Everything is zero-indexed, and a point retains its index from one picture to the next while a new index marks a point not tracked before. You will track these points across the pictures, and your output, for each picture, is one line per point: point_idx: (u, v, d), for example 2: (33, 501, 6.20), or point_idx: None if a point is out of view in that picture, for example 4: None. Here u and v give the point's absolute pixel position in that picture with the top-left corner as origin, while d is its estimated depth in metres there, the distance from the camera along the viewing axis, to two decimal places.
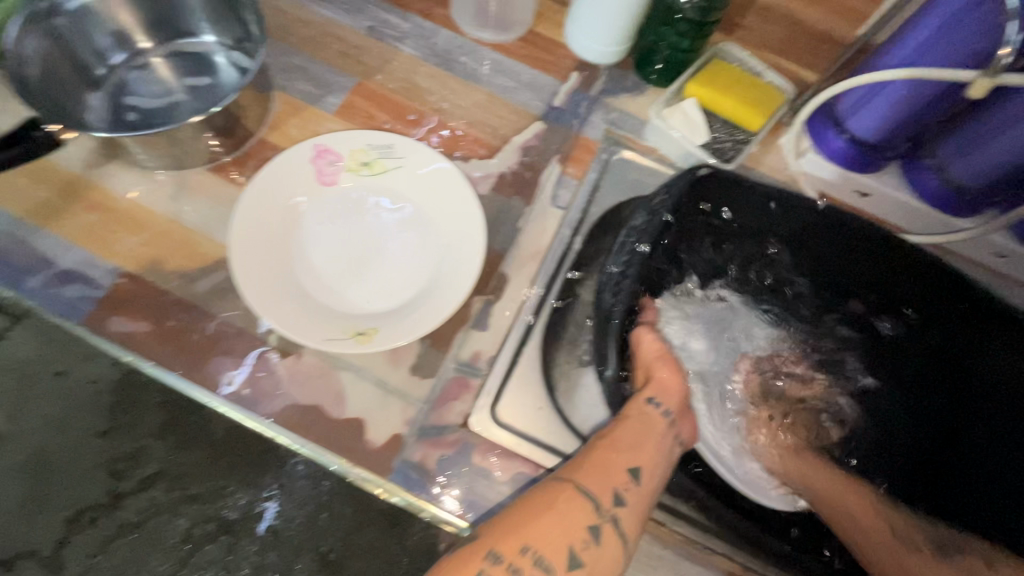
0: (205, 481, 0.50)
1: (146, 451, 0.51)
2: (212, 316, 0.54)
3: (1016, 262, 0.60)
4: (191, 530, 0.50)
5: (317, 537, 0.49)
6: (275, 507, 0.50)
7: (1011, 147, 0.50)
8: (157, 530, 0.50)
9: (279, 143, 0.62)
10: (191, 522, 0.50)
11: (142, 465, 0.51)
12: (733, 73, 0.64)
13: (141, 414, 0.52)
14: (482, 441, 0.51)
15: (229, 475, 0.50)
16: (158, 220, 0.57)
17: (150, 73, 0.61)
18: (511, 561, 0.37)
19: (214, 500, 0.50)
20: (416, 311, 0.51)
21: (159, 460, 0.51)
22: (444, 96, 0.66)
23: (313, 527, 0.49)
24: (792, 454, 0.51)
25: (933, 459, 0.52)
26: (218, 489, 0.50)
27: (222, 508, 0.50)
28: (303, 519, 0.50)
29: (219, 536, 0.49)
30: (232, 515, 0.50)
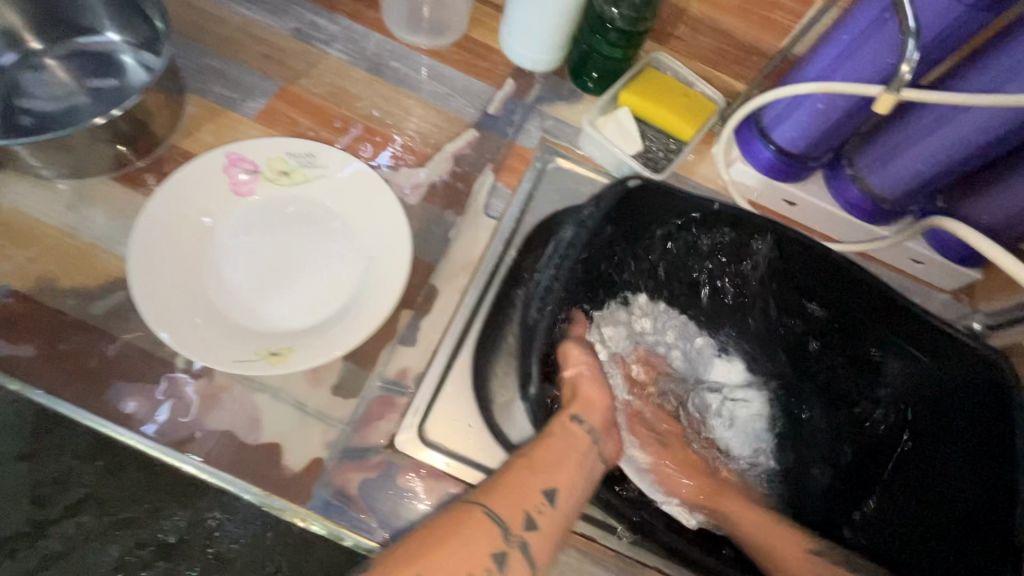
0: (139, 505, 0.48)
1: (72, 474, 0.48)
2: (114, 338, 0.50)
3: (933, 267, 0.62)
4: (124, 557, 0.47)
5: (261, 559, 0.47)
6: (220, 531, 0.48)
7: (923, 158, 0.52)
8: (84, 560, 0.47)
9: (192, 150, 0.58)
10: (123, 550, 0.47)
11: (69, 490, 0.48)
12: (665, 83, 0.65)
13: (67, 436, 0.48)
14: (407, 461, 0.49)
15: (165, 495, 0.48)
16: (52, 233, 0.53)
17: (46, 74, 0.57)
18: None
19: (151, 522, 0.48)
20: (336, 327, 0.49)
21: (87, 485, 0.48)
22: (374, 102, 0.64)
23: (256, 548, 0.47)
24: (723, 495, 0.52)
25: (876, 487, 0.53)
26: (154, 511, 0.48)
27: (158, 530, 0.48)
28: (248, 539, 0.48)
29: (157, 562, 0.47)
30: (170, 538, 0.47)
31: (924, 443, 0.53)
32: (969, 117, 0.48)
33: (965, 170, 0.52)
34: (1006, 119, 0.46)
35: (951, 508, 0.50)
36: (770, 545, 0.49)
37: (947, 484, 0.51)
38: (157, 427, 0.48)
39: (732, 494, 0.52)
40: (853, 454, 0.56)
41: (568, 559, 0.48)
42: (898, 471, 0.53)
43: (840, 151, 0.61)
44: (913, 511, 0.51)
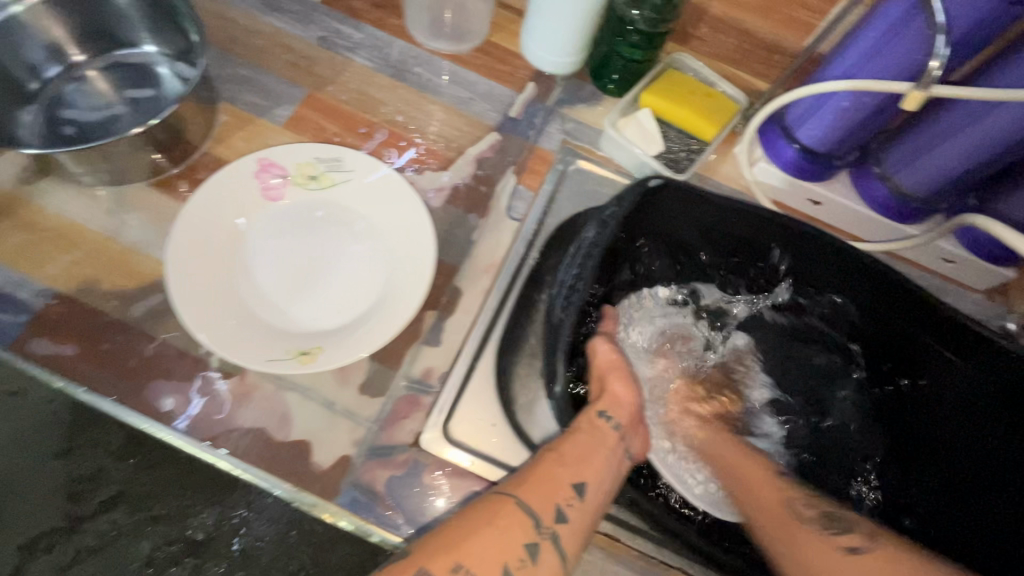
0: (168, 502, 0.48)
1: (105, 472, 0.49)
2: (151, 338, 0.52)
3: (963, 267, 0.60)
4: (155, 552, 0.48)
5: (286, 555, 0.48)
6: (246, 528, 0.48)
7: (954, 155, 0.51)
8: (117, 555, 0.47)
9: (225, 156, 0.60)
10: (154, 544, 0.48)
11: (102, 487, 0.48)
12: (686, 83, 0.64)
13: (104, 433, 0.49)
14: (433, 459, 0.50)
15: (196, 493, 0.49)
16: (93, 237, 0.55)
17: (88, 85, 0.59)
18: None
19: (179, 520, 0.48)
20: (363, 327, 0.50)
21: (120, 481, 0.49)
22: (398, 107, 0.65)
23: (282, 545, 0.48)
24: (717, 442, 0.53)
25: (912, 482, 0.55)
26: (183, 509, 0.48)
27: (188, 528, 0.48)
28: (274, 536, 0.48)
29: (186, 558, 0.47)
30: (199, 535, 0.48)
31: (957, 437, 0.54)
32: (1000, 114, 0.47)
33: (997, 167, 0.51)
34: None
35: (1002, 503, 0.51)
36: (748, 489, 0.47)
37: (983, 475, 0.52)
38: (188, 420, 0.50)
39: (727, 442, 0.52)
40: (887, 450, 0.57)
41: (592, 559, 0.48)
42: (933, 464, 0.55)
43: (866, 150, 0.60)
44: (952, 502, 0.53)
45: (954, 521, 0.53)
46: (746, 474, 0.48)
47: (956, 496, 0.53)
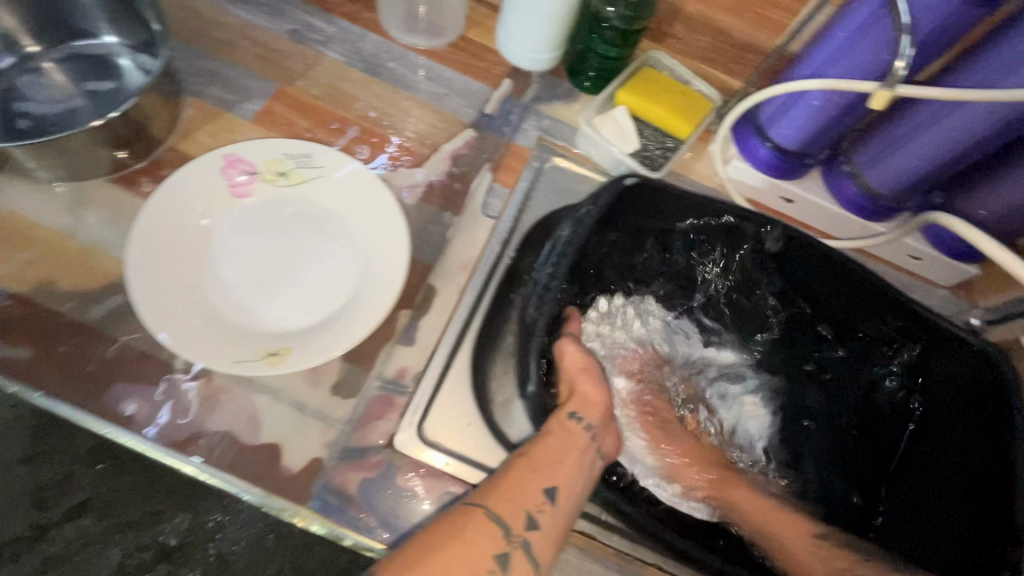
0: (137, 508, 0.49)
1: (73, 479, 0.49)
2: (112, 339, 0.50)
3: (929, 264, 0.62)
4: (125, 560, 0.48)
5: (261, 562, 0.48)
6: (220, 534, 0.48)
7: (921, 153, 0.52)
8: (87, 561, 0.48)
9: (191, 152, 0.58)
10: (124, 552, 0.48)
11: (71, 493, 0.49)
12: (661, 81, 0.65)
13: (70, 439, 0.50)
14: (407, 460, 0.49)
15: (167, 498, 0.49)
16: (50, 235, 0.53)
17: (43, 77, 0.57)
18: None
19: (151, 526, 0.48)
20: (334, 327, 0.49)
21: (88, 487, 0.49)
22: (371, 103, 0.64)
23: (256, 552, 0.48)
24: (734, 487, 0.52)
25: (887, 490, 0.54)
26: (155, 514, 0.49)
27: (159, 533, 0.48)
28: (247, 542, 0.48)
29: (158, 564, 0.48)
30: (170, 541, 0.48)
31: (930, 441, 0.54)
32: (963, 114, 0.48)
33: (961, 166, 0.53)
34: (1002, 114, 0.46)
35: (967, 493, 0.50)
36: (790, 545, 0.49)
37: (959, 477, 0.51)
38: (159, 429, 0.48)
39: (739, 486, 0.52)
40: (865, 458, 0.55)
41: (568, 557, 0.48)
42: (912, 471, 0.54)
43: (836, 148, 0.61)
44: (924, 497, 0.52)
45: (933, 527, 0.51)
46: (776, 521, 0.50)
47: (933, 502, 0.51)
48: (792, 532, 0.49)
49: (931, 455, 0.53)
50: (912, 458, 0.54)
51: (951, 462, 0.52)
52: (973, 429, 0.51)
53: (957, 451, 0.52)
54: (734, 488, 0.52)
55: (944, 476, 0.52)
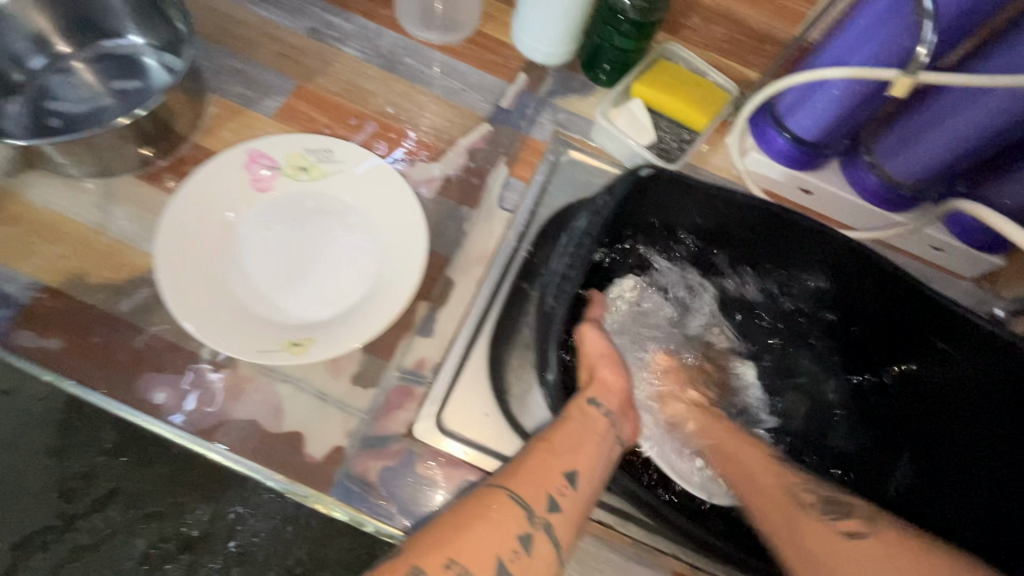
0: (162, 498, 0.49)
1: (98, 470, 0.49)
2: (141, 330, 0.52)
3: (952, 254, 0.61)
4: (149, 550, 0.49)
5: (284, 550, 0.49)
6: (242, 525, 0.49)
7: (943, 142, 0.52)
8: (112, 552, 0.49)
9: (214, 148, 0.60)
10: (148, 542, 0.49)
11: (96, 484, 0.49)
12: (677, 74, 0.65)
13: (95, 431, 0.50)
14: (426, 449, 0.50)
15: (190, 490, 0.49)
16: (80, 230, 0.54)
17: (73, 77, 0.59)
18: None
19: (174, 516, 0.49)
20: (355, 318, 0.50)
21: (113, 478, 0.49)
22: (389, 98, 0.65)
23: (279, 540, 0.49)
24: (722, 433, 0.52)
25: (904, 456, 0.56)
26: (178, 506, 0.49)
27: (183, 524, 0.49)
28: (269, 532, 0.49)
29: (181, 554, 0.49)
30: (193, 532, 0.49)
31: (948, 413, 0.54)
32: (987, 101, 0.47)
33: (985, 154, 0.52)
34: None
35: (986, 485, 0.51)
36: (750, 470, 0.48)
37: (981, 459, 0.51)
38: (184, 416, 0.49)
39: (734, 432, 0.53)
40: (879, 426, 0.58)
41: (586, 547, 0.49)
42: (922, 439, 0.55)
43: (856, 138, 0.60)
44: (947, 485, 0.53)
45: (942, 498, 0.53)
46: (739, 449, 0.50)
47: (950, 475, 0.53)
48: (750, 455, 0.49)
49: (948, 429, 0.54)
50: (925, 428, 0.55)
51: (972, 442, 0.52)
52: (999, 417, 0.50)
53: (979, 435, 0.51)
54: (742, 450, 0.50)
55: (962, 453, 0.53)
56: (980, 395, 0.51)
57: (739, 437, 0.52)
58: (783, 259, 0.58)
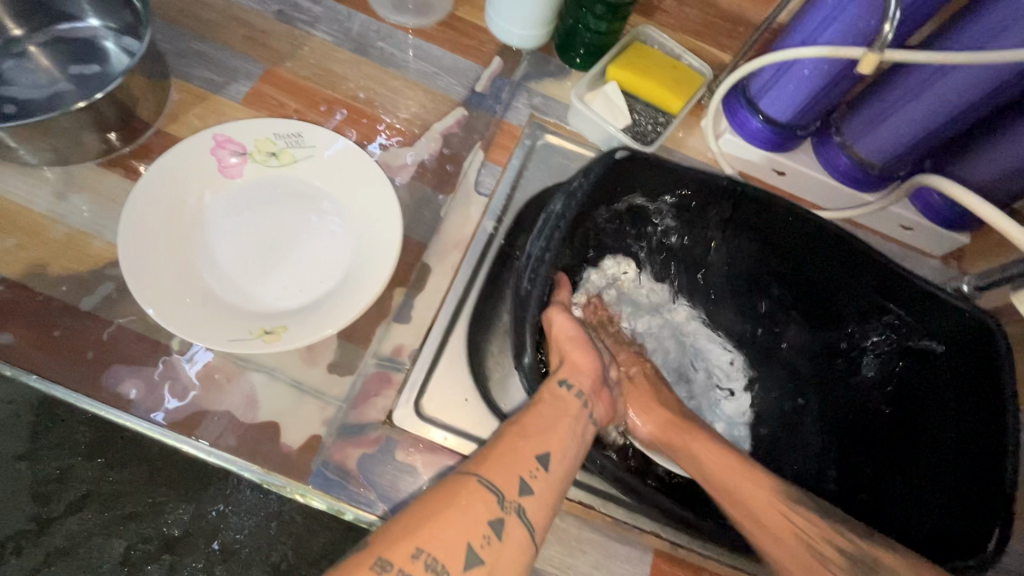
0: (141, 500, 0.48)
1: (73, 473, 0.48)
2: (108, 322, 0.50)
3: (920, 233, 0.62)
4: (130, 551, 0.48)
5: (265, 547, 0.48)
6: (224, 523, 0.48)
7: (910, 119, 0.52)
8: (94, 553, 0.48)
9: (180, 135, 0.58)
10: (128, 543, 0.48)
11: (71, 488, 0.48)
12: (652, 56, 0.64)
13: (71, 433, 0.49)
14: (406, 435, 0.50)
15: (168, 490, 0.49)
16: (40, 220, 0.53)
17: (27, 61, 0.56)
18: (402, 567, 0.34)
19: (152, 517, 0.48)
20: (328, 305, 0.49)
21: (89, 481, 0.48)
22: (361, 83, 0.63)
23: (260, 537, 0.48)
24: (700, 448, 0.47)
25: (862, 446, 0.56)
26: (156, 506, 0.48)
27: (161, 525, 0.48)
28: (252, 529, 0.49)
29: (161, 555, 0.48)
30: (174, 531, 0.48)
31: (918, 412, 0.54)
32: (953, 77, 0.48)
33: (950, 132, 0.53)
34: (993, 77, 0.46)
35: (941, 467, 0.51)
36: (730, 487, 0.45)
37: (948, 465, 0.51)
38: (166, 414, 0.48)
39: (700, 439, 0.48)
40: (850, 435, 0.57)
41: (567, 526, 0.49)
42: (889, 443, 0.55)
43: (828, 119, 0.61)
44: (907, 472, 0.53)
45: (903, 485, 0.52)
46: (736, 476, 0.45)
47: (915, 479, 0.52)
48: (750, 488, 0.44)
49: (915, 431, 0.53)
50: (893, 436, 0.54)
51: (940, 436, 0.52)
52: (963, 414, 0.51)
53: (948, 429, 0.51)
54: (697, 445, 0.48)
55: (931, 451, 0.52)
56: (952, 388, 0.52)
57: (731, 459, 0.46)
58: (754, 244, 0.59)
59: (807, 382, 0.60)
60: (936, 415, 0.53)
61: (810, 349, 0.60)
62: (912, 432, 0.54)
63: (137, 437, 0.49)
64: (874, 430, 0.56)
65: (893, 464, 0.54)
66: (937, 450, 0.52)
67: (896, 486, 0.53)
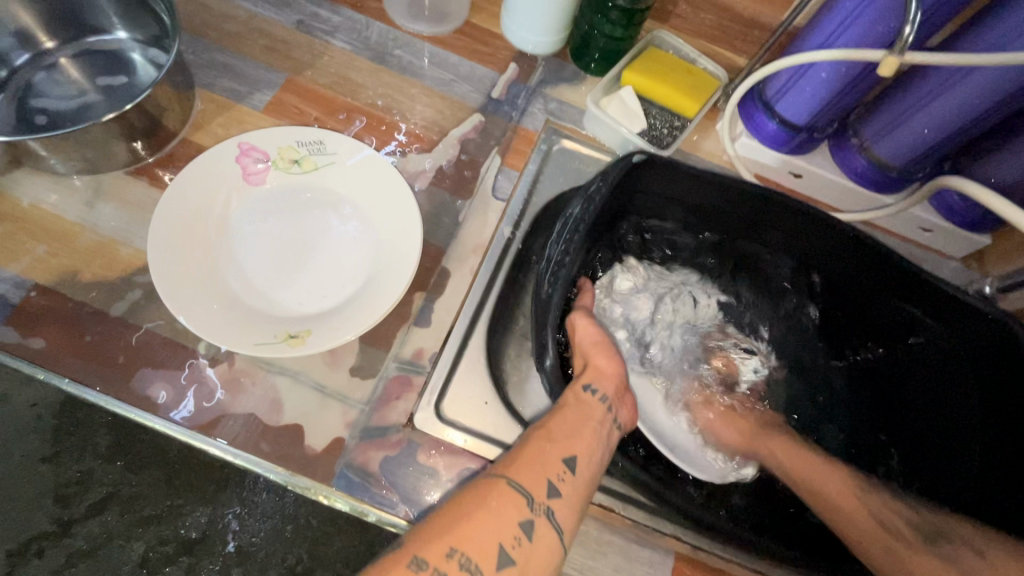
0: (160, 501, 0.48)
1: (94, 475, 0.48)
2: (136, 327, 0.51)
3: (940, 235, 0.62)
4: (148, 554, 0.47)
5: (284, 550, 0.47)
6: (241, 526, 0.48)
7: (930, 121, 0.52)
8: (111, 557, 0.47)
9: (203, 143, 0.59)
10: (147, 546, 0.47)
11: (91, 490, 0.48)
12: (667, 61, 0.65)
13: (90, 436, 0.49)
14: (427, 438, 0.50)
15: (186, 493, 0.48)
16: (71, 228, 0.54)
17: (58, 73, 0.58)
18: (437, 566, 0.35)
19: (171, 519, 0.48)
20: (350, 309, 0.50)
21: (110, 483, 0.48)
22: (379, 91, 0.64)
23: (278, 540, 0.48)
24: (770, 442, 0.52)
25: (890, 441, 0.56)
26: (174, 508, 0.48)
27: (180, 527, 0.47)
28: (269, 531, 0.48)
29: (179, 557, 0.47)
30: (192, 534, 0.47)
31: (940, 407, 0.54)
32: (974, 78, 0.48)
33: (972, 134, 0.53)
34: (1016, 78, 0.46)
35: (969, 464, 0.51)
36: (816, 483, 0.48)
37: (979, 463, 0.51)
38: (192, 417, 0.49)
39: (772, 439, 0.53)
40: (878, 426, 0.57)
41: (587, 529, 0.49)
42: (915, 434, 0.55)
43: (845, 122, 0.61)
44: (937, 467, 0.53)
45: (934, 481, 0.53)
46: (815, 470, 0.49)
47: (938, 469, 0.53)
48: (833, 484, 0.48)
49: (938, 426, 0.54)
50: (917, 430, 0.55)
51: (961, 429, 0.52)
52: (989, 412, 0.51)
53: (971, 423, 0.52)
54: (769, 442, 0.52)
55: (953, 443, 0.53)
56: (974, 383, 0.52)
57: (806, 456, 0.51)
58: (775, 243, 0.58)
59: (838, 377, 0.59)
60: (958, 408, 0.53)
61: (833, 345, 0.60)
62: (935, 427, 0.54)
63: (159, 437, 0.49)
64: (901, 425, 0.56)
65: (921, 459, 0.54)
66: (964, 446, 0.52)
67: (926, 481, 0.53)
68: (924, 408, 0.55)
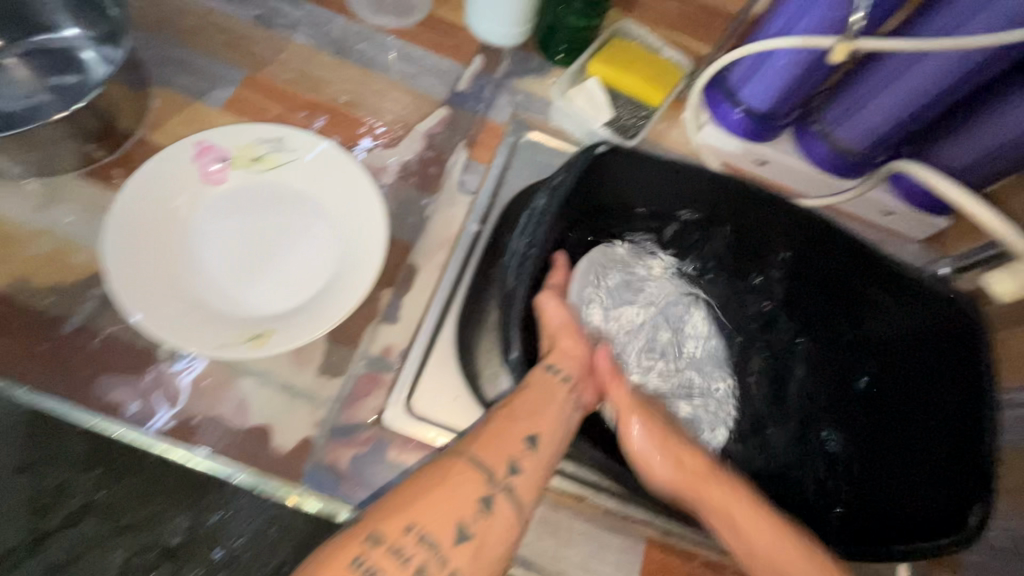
0: (138, 509, 0.45)
1: (69, 485, 0.45)
2: (96, 333, 0.51)
3: (901, 218, 0.63)
4: (129, 562, 0.44)
5: (266, 555, 0.45)
6: (225, 531, 0.45)
7: (885, 108, 0.54)
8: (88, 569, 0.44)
9: (161, 143, 0.58)
10: (128, 553, 0.45)
11: (68, 500, 0.45)
12: (631, 51, 0.65)
13: (64, 444, 0.46)
14: (397, 435, 0.50)
15: (166, 497, 0.46)
16: (24, 232, 0.53)
17: (7, 74, 0.57)
18: (393, 542, 0.35)
19: (151, 528, 0.45)
20: (313, 309, 0.49)
21: (86, 492, 0.45)
22: (342, 86, 0.64)
23: (258, 545, 0.45)
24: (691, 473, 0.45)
25: (863, 423, 0.56)
26: (153, 516, 0.45)
27: (162, 534, 0.45)
28: (249, 536, 0.45)
29: (161, 564, 0.44)
30: (173, 540, 0.45)
31: (901, 386, 0.54)
32: (922, 63, 0.49)
33: (923, 119, 0.54)
34: (961, 63, 0.47)
35: (929, 445, 0.51)
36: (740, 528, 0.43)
37: (937, 443, 0.51)
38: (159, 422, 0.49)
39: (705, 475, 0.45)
40: (850, 421, 0.56)
41: (559, 518, 0.50)
42: (887, 421, 0.55)
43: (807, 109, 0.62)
44: (903, 449, 0.53)
45: (897, 463, 0.53)
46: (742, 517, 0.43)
47: (904, 459, 0.52)
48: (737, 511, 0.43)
49: (901, 404, 0.54)
50: (879, 408, 0.55)
51: (928, 414, 0.52)
52: (945, 394, 0.51)
53: (929, 406, 0.52)
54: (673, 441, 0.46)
55: (916, 429, 0.53)
56: (930, 363, 0.52)
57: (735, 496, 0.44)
58: (744, 231, 0.59)
59: (806, 355, 0.59)
60: (924, 397, 0.53)
61: (805, 323, 0.60)
62: (898, 405, 0.54)
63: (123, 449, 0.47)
64: (870, 400, 0.56)
65: (886, 439, 0.54)
66: (924, 425, 0.52)
67: (889, 465, 0.53)
68: (891, 395, 0.55)
